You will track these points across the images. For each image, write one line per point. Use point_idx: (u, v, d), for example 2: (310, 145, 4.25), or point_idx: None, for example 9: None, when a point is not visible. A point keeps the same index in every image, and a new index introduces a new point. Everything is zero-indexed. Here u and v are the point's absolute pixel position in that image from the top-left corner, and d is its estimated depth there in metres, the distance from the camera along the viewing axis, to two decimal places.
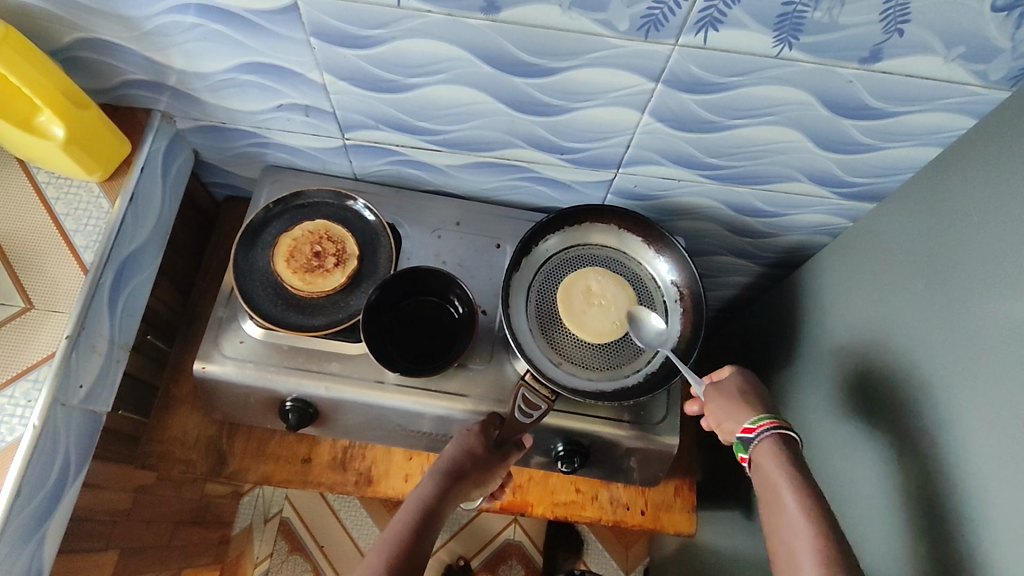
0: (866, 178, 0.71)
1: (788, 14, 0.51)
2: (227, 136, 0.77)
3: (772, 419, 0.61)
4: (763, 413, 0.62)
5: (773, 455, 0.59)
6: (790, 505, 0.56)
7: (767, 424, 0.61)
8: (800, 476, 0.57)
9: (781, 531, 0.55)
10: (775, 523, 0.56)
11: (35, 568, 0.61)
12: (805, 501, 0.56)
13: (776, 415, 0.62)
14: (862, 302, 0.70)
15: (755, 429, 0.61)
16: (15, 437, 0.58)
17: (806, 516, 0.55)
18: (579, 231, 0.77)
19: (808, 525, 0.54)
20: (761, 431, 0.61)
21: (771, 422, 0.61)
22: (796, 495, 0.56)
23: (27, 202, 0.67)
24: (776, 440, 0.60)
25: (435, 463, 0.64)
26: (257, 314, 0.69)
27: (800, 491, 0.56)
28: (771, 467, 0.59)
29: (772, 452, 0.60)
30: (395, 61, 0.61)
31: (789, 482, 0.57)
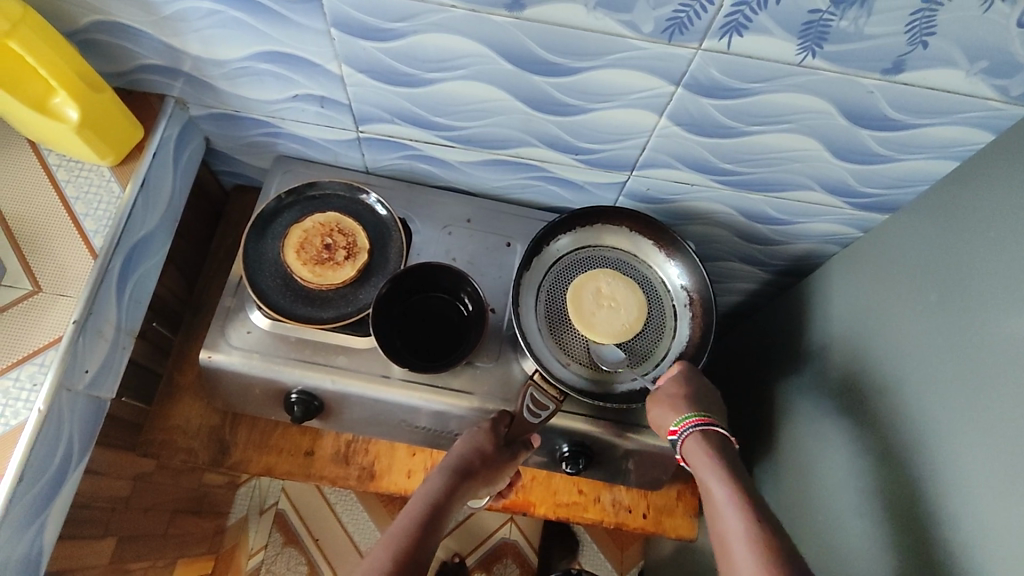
0: (879, 189, 0.71)
1: (813, 22, 0.51)
2: (240, 125, 0.77)
3: (697, 416, 0.63)
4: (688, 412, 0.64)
5: (703, 452, 0.62)
6: (716, 489, 0.58)
7: (692, 423, 0.63)
8: (730, 470, 0.60)
9: (718, 528, 0.57)
10: (714, 521, 0.58)
11: (36, 554, 0.60)
12: (735, 495, 0.58)
13: (701, 411, 0.64)
14: (871, 313, 0.70)
15: (682, 429, 0.64)
16: (20, 422, 0.57)
17: (737, 508, 0.56)
18: (591, 232, 0.76)
19: (738, 516, 0.56)
20: (688, 430, 0.63)
21: (699, 419, 0.63)
22: (727, 490, 0.58)
23: (37, 184, 0.67)
24: (703, 438, 0.63)
25: (443, 460, 0.64)
26: (266, 305, 0.68)
27: (729, 484, 0.58)
28: (701, 466, 0.61)
29: (701, 450, 0.62)
30: (414, 55, 0.61)
31: (716, 474, 0.59)
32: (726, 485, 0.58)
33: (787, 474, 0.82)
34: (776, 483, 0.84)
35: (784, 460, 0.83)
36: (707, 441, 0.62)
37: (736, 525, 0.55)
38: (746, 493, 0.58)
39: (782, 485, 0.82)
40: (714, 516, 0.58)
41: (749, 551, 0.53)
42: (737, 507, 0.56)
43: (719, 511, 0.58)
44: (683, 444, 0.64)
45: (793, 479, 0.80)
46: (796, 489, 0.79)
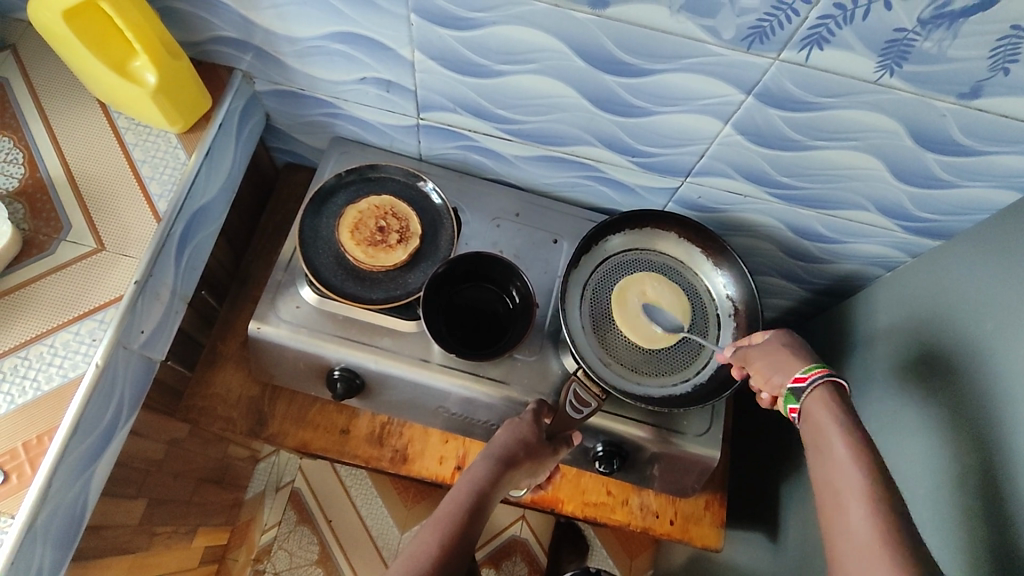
0: (935, 215, 0.70)
1: (897, 41, 0.51)
2: (302, 103, 0.78)
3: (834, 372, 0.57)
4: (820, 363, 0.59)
5: (825, 407, 0.55)
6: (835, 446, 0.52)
7: (826, 373, 0.57)
8: (856, 426, 0.53)
9: (828, 482, 0.51)
10: (823, 475, 0.52)
11: (81, 504, 0.61)
12: (859, 450, 0.51)
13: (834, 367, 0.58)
14: (919, 337, 0.70)
15: (809, 377, 0.58)
16: (78, 374, 0.59)
17: (860, 463, 0.50)
18: (641, 235, 0.77)
19: (858, 471, 0.50)
20: (816, 378, 0.57)
21: (835, 374, 0.57)
22: (849, 445, 0.51)
23: (106, 145, 0.68)
24: (828, 394, 0.56)
25: (487, 447, 0.64)
26: (318, 281, 0.69)
27: (852, 438, 0.52)
28: (822, 422, 0.55)
29: (824, 404, 0.56)
30: (489, 45, 0.61)
31: (839, 431, 0.53)
32: (848, 437, 0.52)
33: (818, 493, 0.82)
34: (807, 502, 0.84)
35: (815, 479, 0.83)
36: (831, 400, 0.56)
37: (855, 480, 0.49)
38: (870, 450, 0.51)
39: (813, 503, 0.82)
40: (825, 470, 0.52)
41: (867, 508, 0.47)
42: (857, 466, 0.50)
43: (834, 462, 0.52)
44: (801, 397, 0.57)
45: None
46: None
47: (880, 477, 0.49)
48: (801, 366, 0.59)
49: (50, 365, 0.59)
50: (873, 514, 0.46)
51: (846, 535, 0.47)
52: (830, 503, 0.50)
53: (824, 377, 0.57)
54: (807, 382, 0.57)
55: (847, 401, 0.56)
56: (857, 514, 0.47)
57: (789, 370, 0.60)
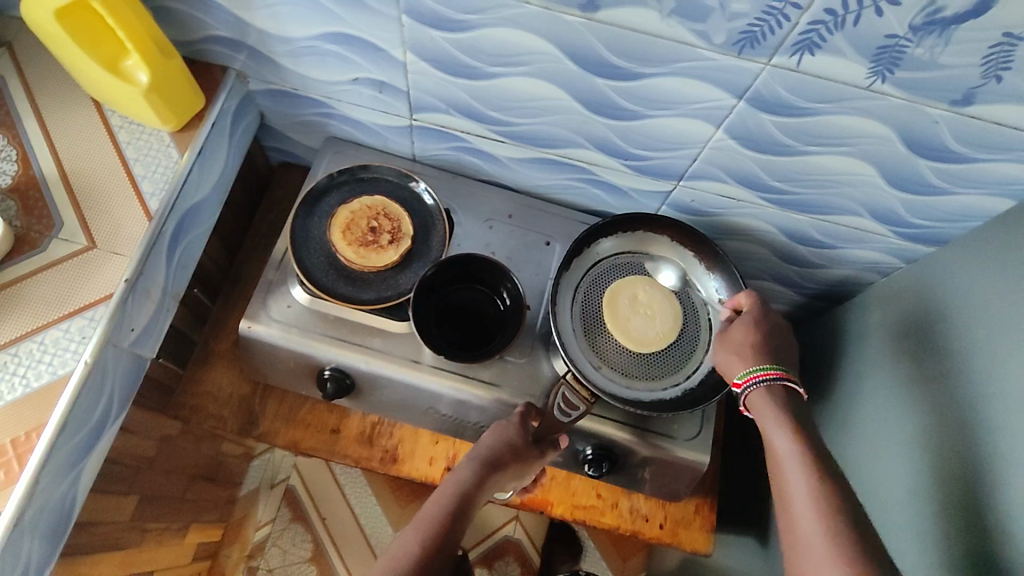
0: (928, 221, 0.70)
1: (889, 47, 0.51)
2: (296, 103, 0.78)
3: (774, 372, 0.61)
4: (763, 365, 0.62)
5: (768, 406, 0.60)
6: (778, 443, 0.57)
7: (763, 375, 0.61)
8: (798, 424, 0.58)
9: (777, 478, 0.56)
10: (773, 471, 0.57)
11: (70, 501, 0.61)
12: (799, 446, 0.56)
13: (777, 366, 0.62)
14: (911, 344, 0.70)
15: (746, 381, 0.62)
16: (67, 372, 0.59)
17: (802, 458, 0.55)
18: (633, 238, 0.77)
19: (800, 466, 0.55)
20: (752, 383, 0.61)
21: (776, 373, 0.61)
22: (791, 443, 0.56)
23: (99, 143, 0.68)
24: (771, 394, 0.60)
25: (473, 449, 0.64)
26: (308, 280, 0.69)
27: (795, 435, 0.57)
28: (766, 419, 0.59)
29: (767, 403, 0.60)
30: (481, 48, 0.61)
31: (779, 429, 0.57)
32: (791, 435, 0.57)
33: None
34: None
35: None
36: (774, 398, 0.60)
37: (798, 475, 0.54)
38: (811, 445, 0.56)
39: None
40: (775, 466, 0.57)
41: (811, 497, 0.52)
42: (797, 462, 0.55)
43: (779, 460, 0.57)
44: (746, 398, 0.62)
45: None
46: None
47: (820, 469, 0.54)
48: (743, 368, 0.63)
49: (39, 363, 0.59)
50: (816, 506, 0.52)
51: (795, 527, 0.52)
52: (781, 497, 0.55)
53: (761, 380, 0.61)
54: (745, 387, 0.62)
55: (790, 398, 0.61)
56: (802, 506, 0.52)
57: (737, 368, 0.64)
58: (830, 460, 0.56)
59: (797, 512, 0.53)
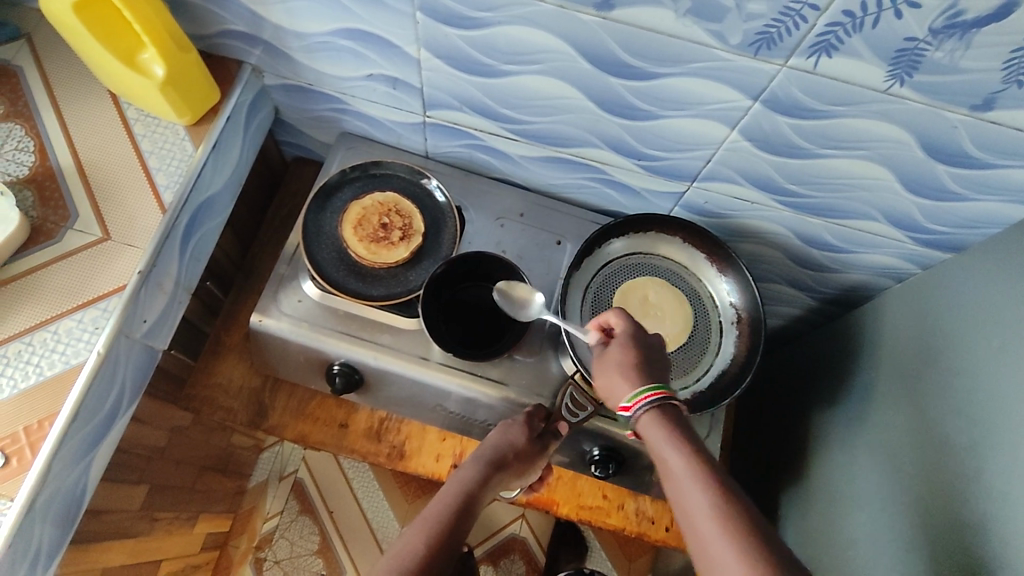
0: (945, 227, 0.69)
1: (908, 50, 0.50)
2: (310, 98, 0.79)
3: (659, 390, 0.55)
4: (651, 385, 0.56)
5: (656, 426, 0.54)
6: (672, 462, 0.51)
7: (653, 396, 0.55)
8: (685, 439, 0.53)
9: (678, 501, 0.50)
10: (675, 501, 0.51)
11: (80, 489, 0.62)
12: (694, 463, 0.51)
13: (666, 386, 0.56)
14: (925, 350, 0.69)
15: (636, 404, 0.55)
16: (80, 361, 0.60)
17: (702, 480, 0.49)
18: (645, 239, 0.76)
19: (702, 490, 0.49)
20: (642, 406, 0.55)
21: (661, 393, 0.55)
22: (686, 460, 0.51)
23: (115, 136, 0.69)
24: (658, 414, 0.54)
25: (478, 449, 0.64)
26: (319, 275, 0.70)
27: (689, 455, 0.51)
28: (656, 438, 0.54)
29: (655, 423, 0.54)
30: (495, 45, 0.61)
31: (671, 447, 0.52)
32: (686, 455, 0.51)
33: (820, 505, 0.81)
34: (806, 514, 0.83)
35: (817, 490, 0.82)
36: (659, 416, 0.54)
37: (702, 502, 0.48)
38: (705, 464, 0.50)
39: (814, 515, 0.81)
40: (674, 490, 0.51)
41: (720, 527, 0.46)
42: (694, 482, 0.49)
43: (680, 487, 0.50)
44: (637, 423, 0.56)
45: (825, 511, 0.79)
46: (829, 520, 0.78)
47: (722, 492, 0.48)
48: (629, 392, 0.57)
49: (53, 352, 0.60)
50: (729, 538, 0.46)
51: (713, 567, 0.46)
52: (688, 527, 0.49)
53: (648, 403, 0.55)
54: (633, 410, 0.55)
55: (678, 415, 0.55)
56: (714, 539, 0.46)
57: (625, 392, 0.57)
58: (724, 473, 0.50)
59: (711, 549, 0.46)
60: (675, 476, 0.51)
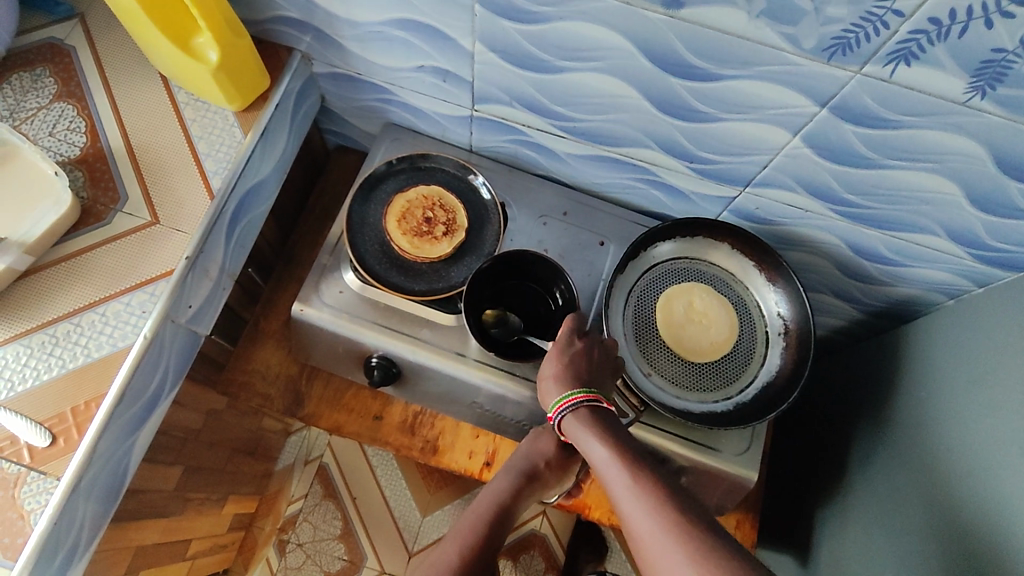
0: (1010, 246, 0.66)
1: (993, 62, 0.47)
2: (358, 87, 0.78)
3: (575, 393, 0.57)
4: (577, 388, 0.58)
5: (579, 421, 0.56)
6: (594, 452, 0.53)
7: (570, 401, 0.57)
8: (605, 429, 0.55)
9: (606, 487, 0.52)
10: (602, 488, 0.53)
11: (121, 471, 0.62)
12: (612, 448, 0.53)
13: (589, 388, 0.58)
14: (982, 369, 0.66)
15: (558, 410, 0.58)
16: (127, 344, 0.60)
17: (619, 459, 0.52)
18: (694, 244, 0.75)
19: (620, 470, 0.51)
20: (562, 411, 0.57)
21: (580, 396, 0.57)
22: (606, 447, 0.53)
23: (165, 119, 0.69)
24: (576, 415, 0.56)
25: (508, 461, 0.64)
26: (362, 267, 0.69)
27: (608, 442, 0.53)
28: (579, 432, 0.56)
29: (577, 419, 0.56)
30: (553, 41, 0.60)
31: (592, 439, 0.54)
32: (603, 442, 0.53)
33: (857, 523, 0.79)
34: (842, 531, 0.81)
35: (855, 507, 0.80)
36: (581, 416, 0.56)
37: (621, 483, 0.50)
38: (621, 446, 0.53)
39: (851, 532, 0.79)
40: (601, 479, 0.53)
41: (640, 497, 0.48)
42: (615, 467, 0.51)
43: (603, 472, 0.52)
44: (563, 427, 0.58)
45: (863, 529, 0.77)
46: (866, 539, 0.76)
47: (639, 469, 0.51)
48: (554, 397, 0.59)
49: (100, 334, 0.60)
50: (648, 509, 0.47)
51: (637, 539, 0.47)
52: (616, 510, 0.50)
53: (566, 407, 0.57)
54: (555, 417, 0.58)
55: (599, 411, 0.57)
56: (634, 514, 0.48)
57: (552, 397, 0.59)
58: (643, 455, 0.53)
59: (635, 522, 0.47)
60: (599, 467, 0.53)
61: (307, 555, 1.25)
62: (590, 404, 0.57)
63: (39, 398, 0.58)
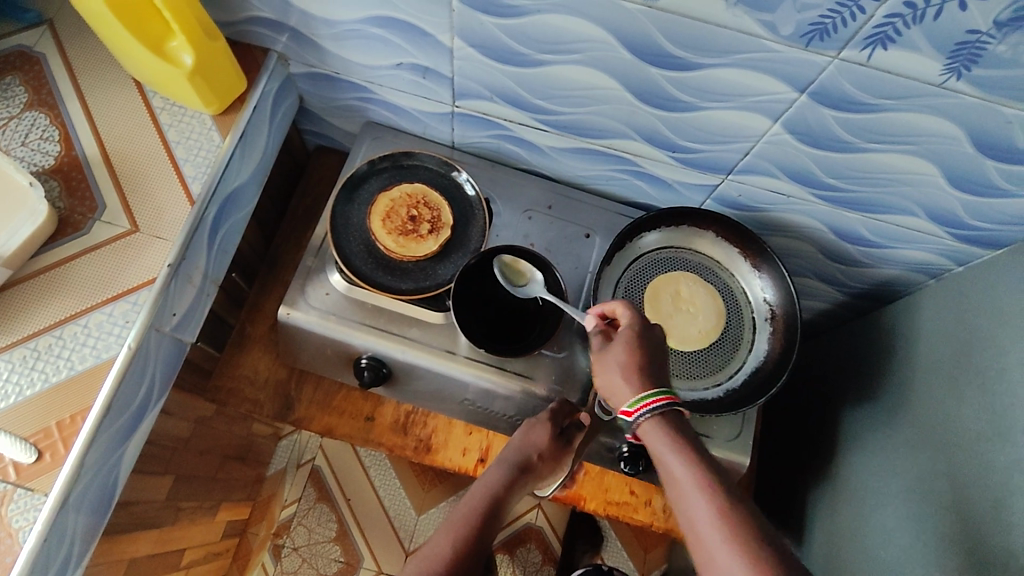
0: (988, 224, 0.67)
1: (968, 43, 0.48)
2: (336, 87, 0.77)
3: (659, 395, 0.55)
4: (654, 389, 0.56)
5: (660, 433, 0.54)
6: (676, 468, 0.52)
7: (652, 402, 0.55)
8: (690, 446, 0.53)
9: (682, 508, 0.51)
10: (678, 507, 0.51)
11: (110, 484, 0.62)
12: (698, 471, 0.51)
13: (669, 391, 0.56)
14: (965, 345, 0.67)
15: (637, 409, 0.55)
16: (111, 356, 0.59)
17: (704, 488, 0.50)
18: (678, 233, 0.76)
19: (702, 494, 0.49)
20: (646, 410, 0.54)
21: (661, 398, 0.55)
22: (692, 468, 0.51)
23: (141, 125, 0.68)
24: (662, 420, 0.54)
25: (503, 453, 0.64)
26: (347, 268, 0.69)
27: (693, 461, 0.51)
28: (660, 443, 0.54)
29: (658, 430, 0.54)
30: (532, 34, 0.60)
31: (676, 455, 0.52)
32: (687, 460, 0.52)
33: (848, 501, 0.80)
34: (834, 511, 0.82)
35: (846, 486, 0.81)
36: (662, 423, 0.54)
37: (704, 508, 0.49)
38: (707, 471, 0.51)
39: (844, 511, 0.80)
40: (676, 495, 0.52)
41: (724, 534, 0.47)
42: (699, 490, 0.50)
43: (682, 494, 0.51)
44: (638, 427, 0.55)
45: (854, 507, 0.78)
46: (858, 517, 0.77)
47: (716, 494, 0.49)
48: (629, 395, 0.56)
49: (83, 346, 0.59)
50: (735, 551, 0.46)
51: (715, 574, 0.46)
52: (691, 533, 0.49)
53: (650, 409, 0.54)
54: (635, 416, 0.55)
55: (680, 420, 0.55)
56: (714, 546, 0.47)
57: (625, 395, 0.57)
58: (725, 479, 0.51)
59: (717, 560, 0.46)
60: (677, 483, 0.52)
61: (303, 559, 1.24)
62: (673, 411, 0.55)
63: (23, 413, 0.57)
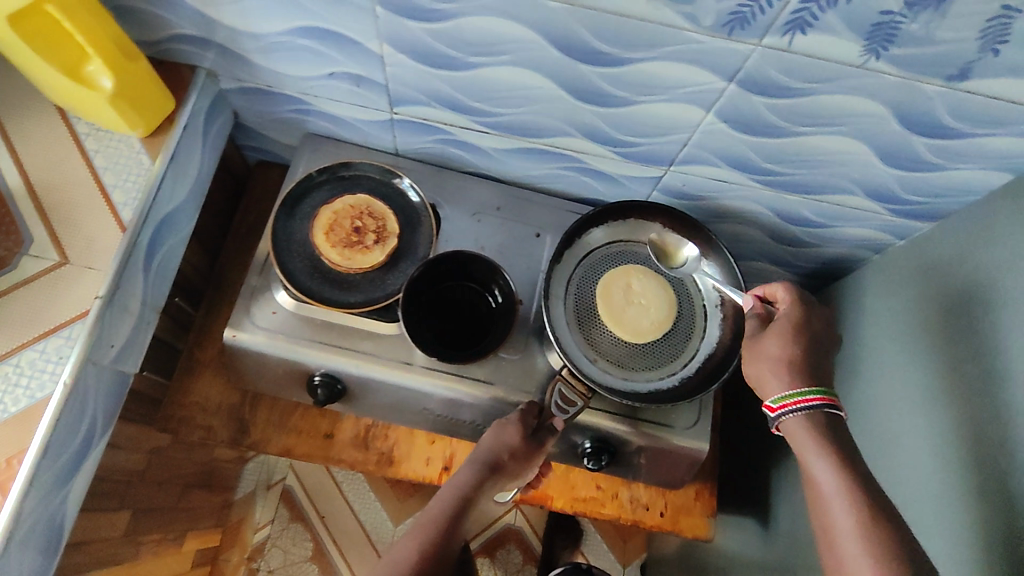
0: (923, 198, 0.68)
1: (883, 24, 0.49)
2: (271, 100, 0.75)
3: (813, 395, 0.54)
4: (810, 387, 0.55)
5: (808, 437, 0.53)
6: (822, 475, 0.51)
7: (803, 400, 0.54)
8: (841, 454, 0.52)
9: (821, 515, 0.51)
10: (817, 513, 0.51)
11: (57, 525, 0.59)
12: (847, 483, 0.50)
13: (825, 391, 0.55)
14: (910, 318, 0.69)
15: (785, 405, 0.55)
16: (46, 395, 0.57)
17: (849, 499, 0.49)
18: (626, 227, 0.76)
19: (847, 507, 0.49)
20: (793, 407, 0.55)
21: (816, 398, 0.54)
22: (839, 479, 0.50)
23: (65, 152, 0.65)
24: (810, 419, 0.54)
25: (473, 452, 0.63)
26: (292, 285, 0.67)
27: (841, 470, 0.51)
28: (806, 447, 0.53)
29: (806, 432, 0.54)
30: (460, 37, 0.59)
31: (824, 462, 0.52)
32: (836, 469, 0.51)
33: None
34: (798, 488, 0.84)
35: None
36: (812, 422, 0.54)
37: (847, 521, 0.48)
38: (856, 484, 0.50)
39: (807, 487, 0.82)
40: (816, 501, 0.52)
41: (862, 547, 0.47)
42: (846, 503, 0.49)
43: (825, 501, 0.51)
44: (783, 424, 0.56)
45: None
46: None
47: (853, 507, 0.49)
48: (779, 390, 0.56)
49: (16, 387, 0.57)
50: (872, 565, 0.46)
51: None
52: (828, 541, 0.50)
53: (798, 407, 0.54)
54: (780, 412, 0.55)
55: (835, 421, 0.54)
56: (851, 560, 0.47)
57: (773, 390, 0.57)
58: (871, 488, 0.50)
59: (849, 567, 0.47)
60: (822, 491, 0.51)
61: None
62: (829, 411, 0.54)
63: None
